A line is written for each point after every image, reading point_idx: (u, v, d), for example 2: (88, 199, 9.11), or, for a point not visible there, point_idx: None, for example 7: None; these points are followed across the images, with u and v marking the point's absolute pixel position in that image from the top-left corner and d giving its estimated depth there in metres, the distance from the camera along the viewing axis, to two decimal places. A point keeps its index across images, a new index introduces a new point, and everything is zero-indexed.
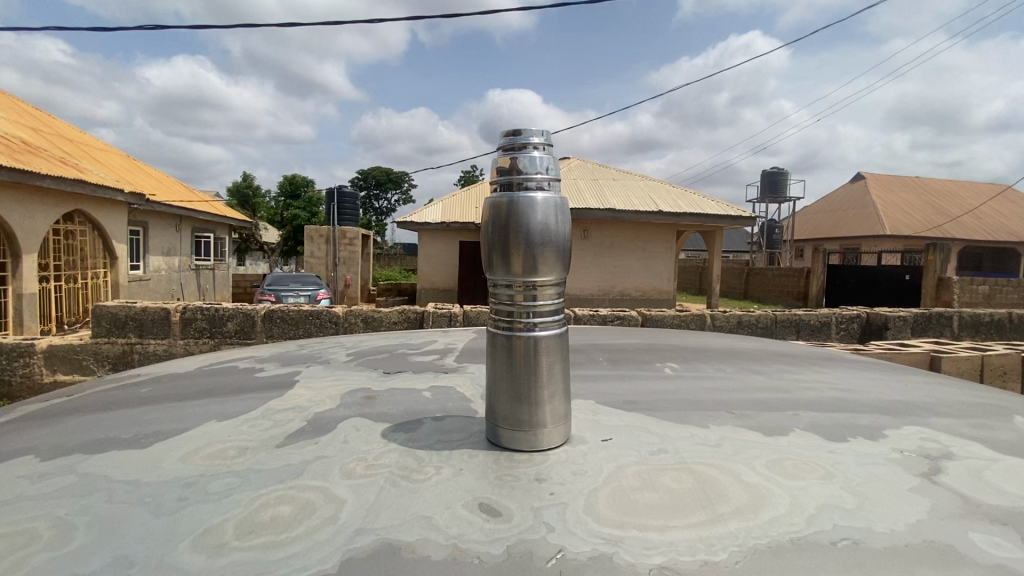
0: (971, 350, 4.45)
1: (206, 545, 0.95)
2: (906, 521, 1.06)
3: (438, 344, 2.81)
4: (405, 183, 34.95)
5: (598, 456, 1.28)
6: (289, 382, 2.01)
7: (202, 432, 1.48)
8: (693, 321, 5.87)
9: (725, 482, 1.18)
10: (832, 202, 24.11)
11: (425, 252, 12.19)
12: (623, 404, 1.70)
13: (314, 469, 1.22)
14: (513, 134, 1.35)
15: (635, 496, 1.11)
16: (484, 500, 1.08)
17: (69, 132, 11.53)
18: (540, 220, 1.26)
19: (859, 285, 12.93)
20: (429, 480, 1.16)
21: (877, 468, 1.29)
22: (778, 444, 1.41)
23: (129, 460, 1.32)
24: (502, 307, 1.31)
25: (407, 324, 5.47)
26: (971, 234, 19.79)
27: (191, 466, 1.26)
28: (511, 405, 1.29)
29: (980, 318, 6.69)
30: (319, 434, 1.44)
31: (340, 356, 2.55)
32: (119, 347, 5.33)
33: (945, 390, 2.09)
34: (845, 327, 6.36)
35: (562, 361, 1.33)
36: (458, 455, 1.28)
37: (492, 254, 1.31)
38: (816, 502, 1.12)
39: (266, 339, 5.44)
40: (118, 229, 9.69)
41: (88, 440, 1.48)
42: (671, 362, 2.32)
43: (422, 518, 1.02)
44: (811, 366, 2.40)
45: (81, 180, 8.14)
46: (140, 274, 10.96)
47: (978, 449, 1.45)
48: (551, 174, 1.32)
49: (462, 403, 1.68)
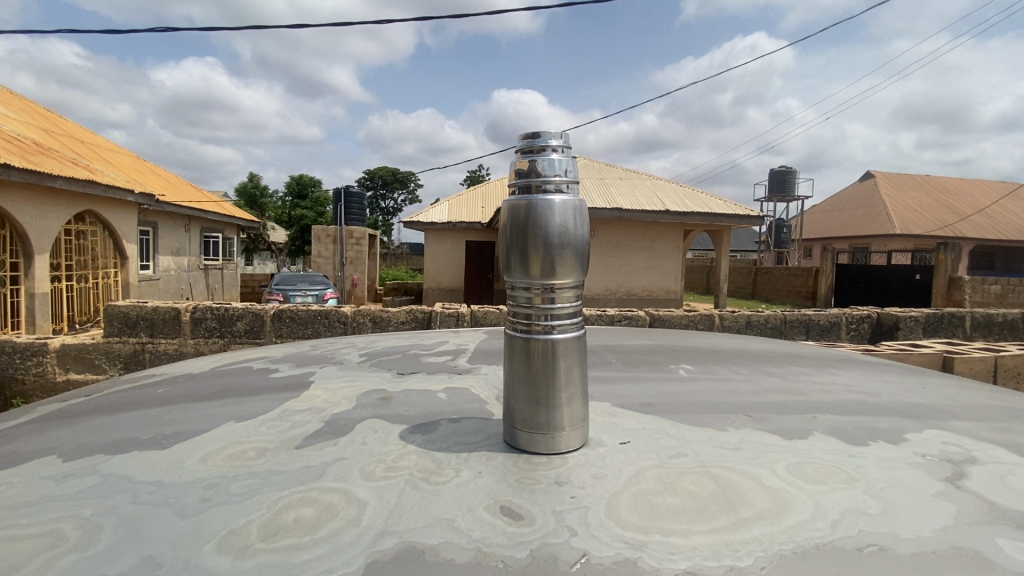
0: (983, 350, 4.40)
1: (231, 546, 0.96)
2: (931, 528, 1.05)
3: (450, 345, 2.81)
4: (411, 183, 35.20)
5: (617, 460, 1.28)
6: (305, 382, 2.03)
7: (222, 433, 1.50)
8: (701, 321, 5.82)
9: (748, 485, 1.17)
10: (842, 201, 23.92)
11: (432, 252, 12.21)
12: (639, 406, 1.70)
13: (334, 471, 1.22)
14: (531, 137, 1.34)
15: (657, 500, 1.10)
16: (504, 503, 1.08)
17: (80, 134, 11.66)
18: (558, 222, 1.26)
19: (869, 285, 12.79)
20: (449, 483, 1.16)
21: (900, 474, 1.28)
22: (800, 448, 1.40)
23: (153, 461, 1.33)
24: (520, 310, 1.31)
25: (414, 323, 5.47)
26: (983, 233, 19.57)
27: (213, 466, 1.27)
28: (529, 408, 1.29)
29: (993, 318, 6.61)
30: (338, 435, 1.44)
31: (353, 356, 2.56)
32: (130, 346, 5.37)
33: (964, 392, 2.07)
34: (855, 328, 6.33)
35: (579, 364, 1.32)
36: (477, 457, 1.28)
37: (509, 256, 1.31)
38: (840, 507, 1.11)
39: (275, 338, 5.46)
40: (128, 228, 9.84)
41: (109, 440, 1.49)
42: (685, 363, 2.31)
43: (444, 520, 1.02)
44: (825, 367, 2.38)
45: (92, 181, 8.21)
46: (150, 274, 11.05)
47: (1002, 453, 1.44)
48: (569, 176, 1.31)
49: (478, 406, 1.68)
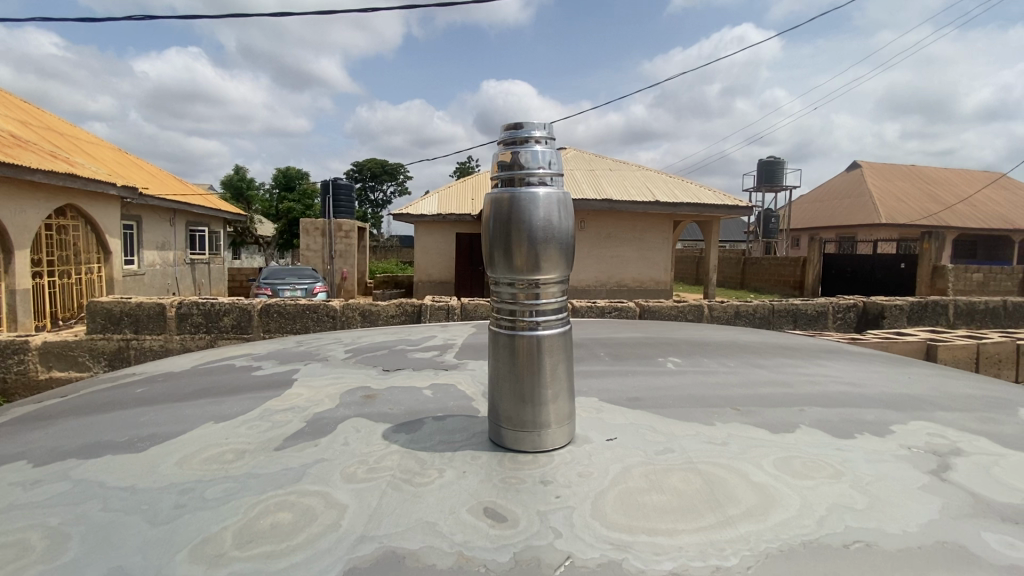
0: (966, 338, 4.46)
1: (205, 555, 0.93)
2: (918, 522, 1.04)
3: (437, 339, 2.78)
4: (401, 174, 34.86)
5: (604, 456, 1.26)
6: (286, 381, 1.99)
7: (199, 434, 1.46)
8: (690, 312, 5.84)
9: (735, 482, 1.16)
10: (828, 190, 24.12)
11: (422, 244, 12.13)
12: (627, 401, 1.68)
13: (314, 473, 1.19)
14: (513, 127, 1.31)
15: (643, 498, 1.09)
16: (488, 504, 1.06)
17: (59, 126, 11.38)
18: (542, 216, 1.23)
19: (855, 274, 12.92)
20: (432, 484, 1.13)
21: (886, 466, 1.27)
22: (786, 442, 1.39)
23: (127, 465, 1.29)
24: (504, 306, 1.28)
25: (404, 317, 5.43)
26: (967, 223, 19.83)
27: (189, 470, 1.24)
28: (514, 406, 1.27)
29: (975, 306, 6.69)
30: (319, 435, 1.41)
31: (338, 352, 2.52)
32: (114, 343, 5.29)
33: (948, 382, 2.09)
34: (842, 317, 6.38)
35: (565, 360, 1.30)
36: (461, 457, 1.26)
37: (493, 251, 1.28)
38: (826, 502, 1.10)
39: (262, 333, 5.39)
40: (111, 223, 9.66)
41: (81, 444, 1.45)
42: (673, 356, 2.30)
43: (426, 524, 1.00)
44: (811, 358, 2.38)
45: (72, 174, 8.03)
46: (134, 269, 10.87)
47: (986, 444, 1.44)
48: (553, 168, 1.28)
49: (464, 402, 1.66)
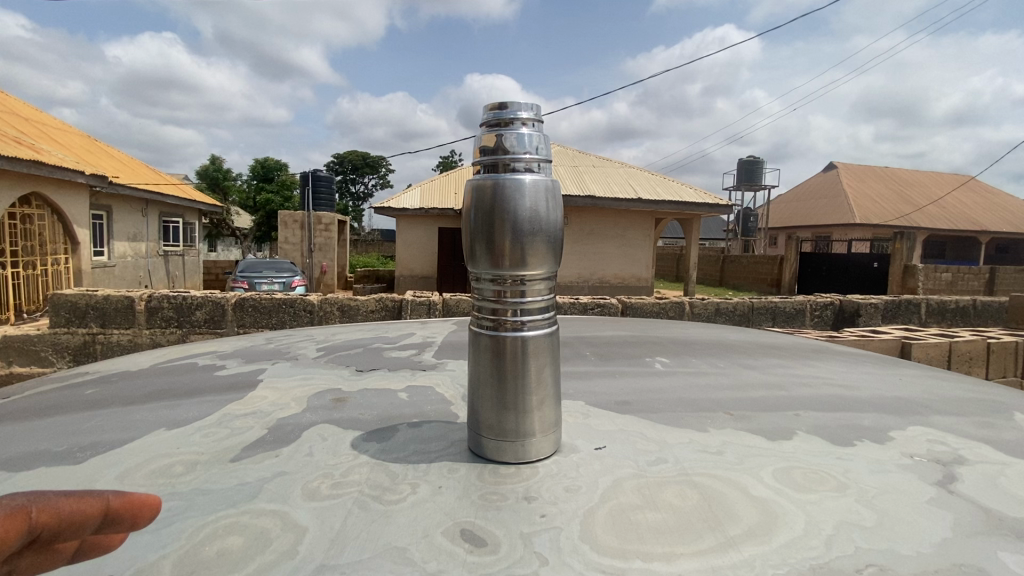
0: (940, 336, 4.49)
1: None
2: (932, 541, 0.97)
3: (416, 337, 2.65)
4: (383, 167, 34.42)
5: (593, 468, 1.16)
6: (251, 382, 1.85)
7: (148, 443, 1.32)
8: (671, 309, 5.81)
9: (734, 497, 1.07)
10: (806, 189, 24.49)
11: (403, 238, 11.94)
12: (615, 405, 1.58)
13: (272, 489, 1.07)
14: (498, 107, 1.19)
15: (637, 517, 0.99)
16: (465, 525, 0.95)
17: (24, 110, 10.88)
18: (528, 206, 1.12)
19: (830, 272, 13.09)
20: (404, 502, 1.02)
21: (891, 477, 1.20)
22: (784, 450, 1.31)
23: (59, 480, 1.15)
24: (486, 304, 1.17)
25: (384, 312, 5.28)
26: (937, 224, 20.28)
27: (131, 486, 1.10)
28: (496, 413, 1.16)
29: (947, 305, 6.78)
30: (281, 444, 1.29)
31: (310, 351, 2.37)
32: (79, 337, 5.04)
33: (939, 384, 2.04)
34: (819, 315, 6.41)
35: (552, 364, 1.19)
36: (437, 469, 1.15)
37: (474, 243, 1.17)
38: (832, 519, 1.02)
39: (237, 328, 5.19)
40: (80, 211, 9.24)
41: (13, 455, 1.30)
42: (662, 356, 2.21)
43: (395, 549, 0.89)
44: (800, 358, 2.32)
45: (37, 161, 7.67)
46: (104, 261, 10.49)
47: (988, 452, 1.38)
48: (541, 154, 1.18)
49: (442, 407, 1.54)
